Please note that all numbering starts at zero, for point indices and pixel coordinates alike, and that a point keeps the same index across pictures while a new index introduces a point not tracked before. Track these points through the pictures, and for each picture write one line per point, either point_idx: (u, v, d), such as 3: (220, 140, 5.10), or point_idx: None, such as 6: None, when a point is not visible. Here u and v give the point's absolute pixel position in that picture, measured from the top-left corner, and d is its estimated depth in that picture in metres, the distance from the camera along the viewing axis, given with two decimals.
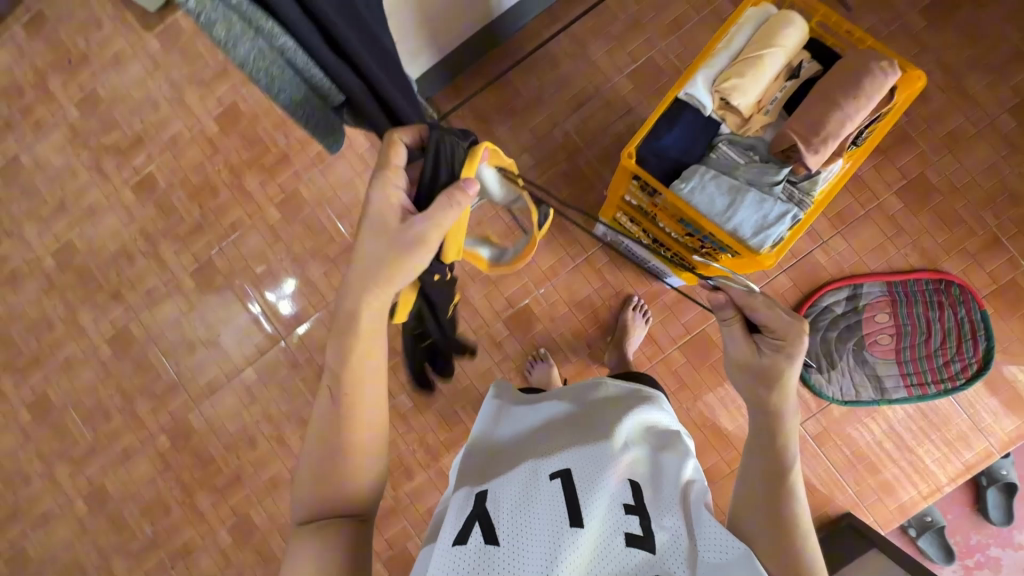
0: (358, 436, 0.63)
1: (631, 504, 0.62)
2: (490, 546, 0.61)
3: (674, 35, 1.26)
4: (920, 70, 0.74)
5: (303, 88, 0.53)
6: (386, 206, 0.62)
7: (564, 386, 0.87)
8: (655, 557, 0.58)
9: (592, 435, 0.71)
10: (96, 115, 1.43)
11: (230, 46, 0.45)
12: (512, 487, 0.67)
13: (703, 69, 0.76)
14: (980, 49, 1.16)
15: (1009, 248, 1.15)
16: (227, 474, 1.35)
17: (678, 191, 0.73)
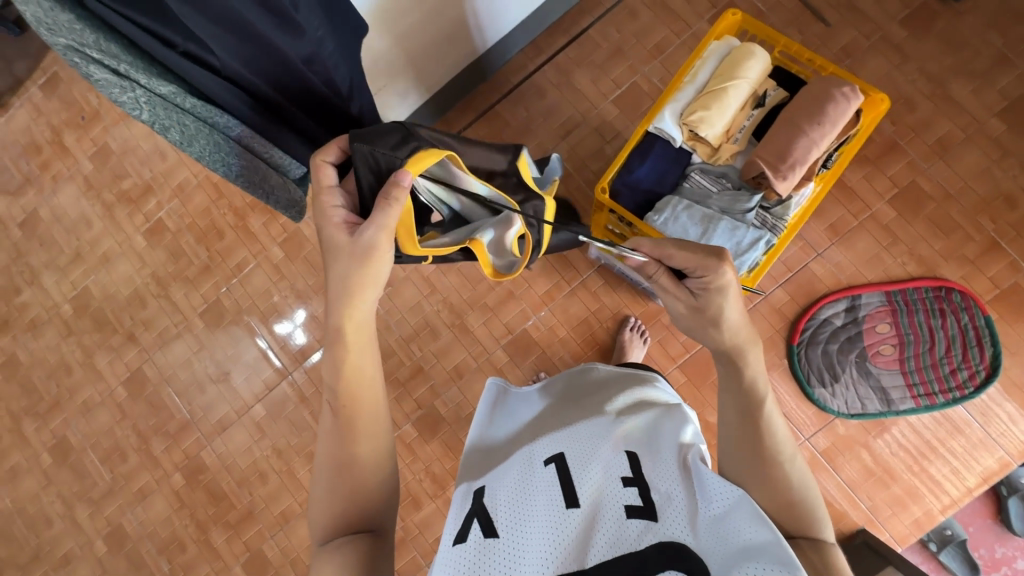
0: (365, 449, 0.63)
1: (629, 475, 0.57)
2: (489, 539, 0.56)
3: (657, 59, 1.29)
4: (882, 93, 0.76)
5: (256, 166, 0.62)
6: (329, 225, 0.64)
7: (564, 384, 0.85)
8: (658, 522, 0.51)
9: (588, 421, 0.68)
10: (109, 167, 1.50)
11: (185, 145, 0.55)
12: (509, 480, 0.63)
13: (670, 103, 0.78)
14: (964, 55, 1.17)
15: (1009, 251, 1.14)
16: (239, 509, 1.37)
17: (651, 223, 0.76)
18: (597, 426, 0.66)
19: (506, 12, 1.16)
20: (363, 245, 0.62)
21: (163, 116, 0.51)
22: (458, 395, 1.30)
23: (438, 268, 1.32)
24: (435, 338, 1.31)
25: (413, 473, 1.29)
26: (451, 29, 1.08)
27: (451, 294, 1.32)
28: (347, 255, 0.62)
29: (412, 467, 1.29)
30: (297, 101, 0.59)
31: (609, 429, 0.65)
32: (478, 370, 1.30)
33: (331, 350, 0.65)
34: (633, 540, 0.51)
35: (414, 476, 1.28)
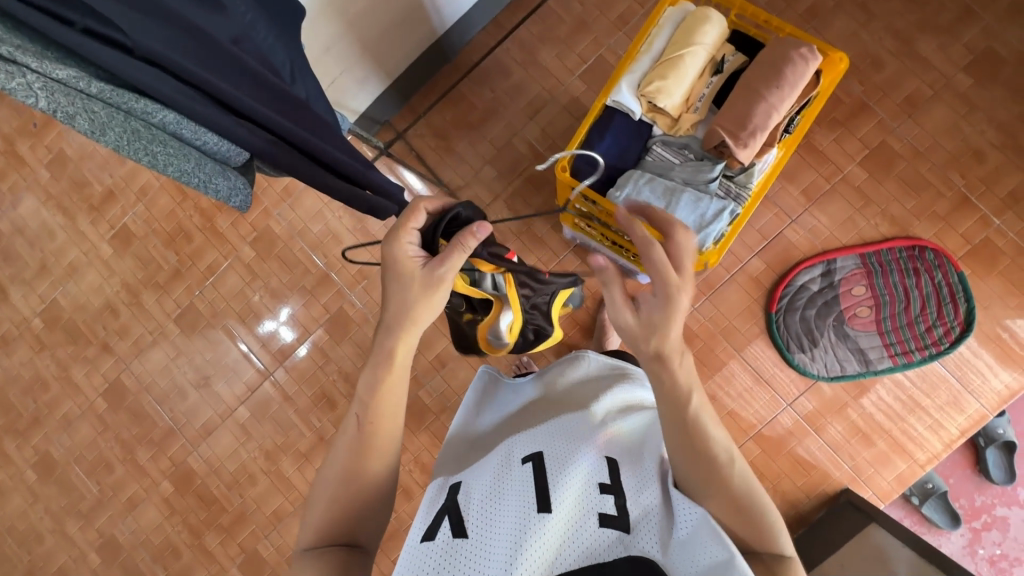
0: (379, 467, 0.64)
1: (607, 483, 0.58)
2: (456, 539, 0.55)
3: (622, 30, 1.26)
4: (840, 53, 0.75)
5: (197, 155, 0.54)
6: (402, 259, 0.64)
7: (543, 371, 0.84)
8: (631, 536, 0.53)
9: (572, 418, 0.67)
10: (67, 174, 1.45)
11: (99, 135, 0.46)
12: (484, 476, 0.62)
13: (626, 74, 0.76)
14: (928, 10, 1.16)
15: (980, 206, 1.14)
16: (232, 512, 1.37)
17: (613, 199, 0.75)
18: (582, 424, 0.65)
19: None
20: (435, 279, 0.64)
21: (64, 103, 0.43)
22: (442, 384, 1.29)
23: None
24: None
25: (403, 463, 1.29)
26: (406, 11, 1.04)
27: None
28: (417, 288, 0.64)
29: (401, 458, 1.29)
30: (223, 71, 0.52)
31: (594, 431, 0.64)
32: (460, 357, 1.29)
33: (366, 373, 0.64)
34: (603, 552, 0.52)
35: (404, 466, 1.29)
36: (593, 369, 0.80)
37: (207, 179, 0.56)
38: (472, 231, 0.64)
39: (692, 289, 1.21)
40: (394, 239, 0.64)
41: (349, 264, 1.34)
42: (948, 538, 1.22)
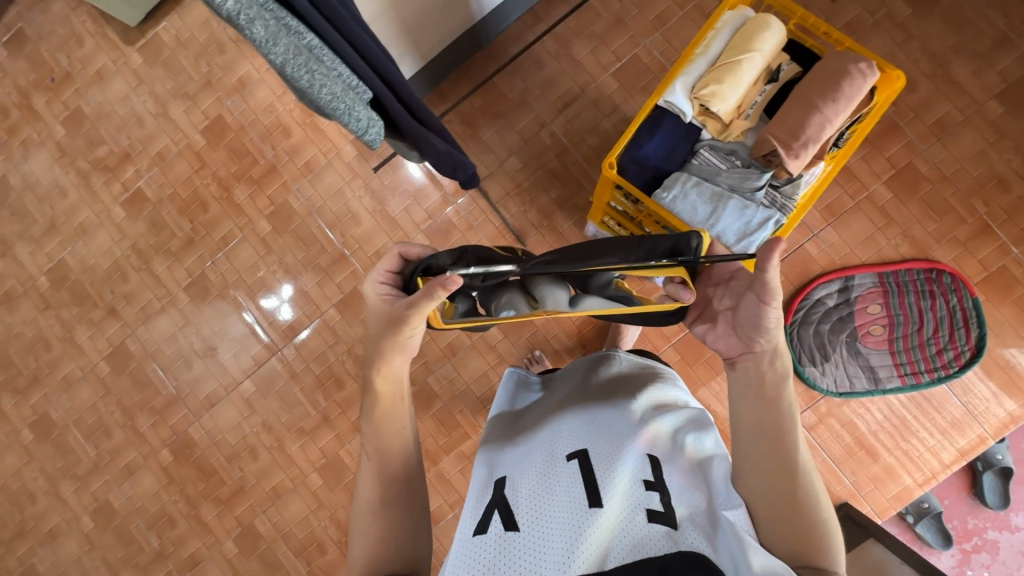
0: (398, 491, 0.67)
1: (650, 480, 0.58)
2: (509, 532, 0.56)
3: (658, 31, 1.25)
4: (897, 70, 0.75)
5: (339, 83, 0.54)
6: (376, 298, 0.72)
7: (579, 364, 0.85)
8: (678, 532, 0.53)
9: (611, 417, 0.68)
10: (83, 133, 1.43)
11: (269, 47, 0.46)
12: (530, 471, 0.63)
13: (681, 75, 0.76)
14: (966, 36, 1.16)
15: (999, 234, 1.15)
16: (230, 485, 1.36)
17: (659, 200, 0.76)
18: (622, 423, 0.66)
19: None
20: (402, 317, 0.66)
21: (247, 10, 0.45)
22: (451, 372, 1.29)
23: (431, 244, 1.30)
24: None
25: None
26: None
27: None
28: (384, 326, 0.68)
29: None
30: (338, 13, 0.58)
31: (636, 428, 0.65)
32: (472, 347, 1.29)
33: (366, 409, 0.70)
34: (653, 545, 0.51)
35: None
36: (625, 366, 0.80)
37: (350, 108, 0.56)
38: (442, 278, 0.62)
39: None
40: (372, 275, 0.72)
41: (366, 245, 1.33)
42: (938, 557, 1.24)
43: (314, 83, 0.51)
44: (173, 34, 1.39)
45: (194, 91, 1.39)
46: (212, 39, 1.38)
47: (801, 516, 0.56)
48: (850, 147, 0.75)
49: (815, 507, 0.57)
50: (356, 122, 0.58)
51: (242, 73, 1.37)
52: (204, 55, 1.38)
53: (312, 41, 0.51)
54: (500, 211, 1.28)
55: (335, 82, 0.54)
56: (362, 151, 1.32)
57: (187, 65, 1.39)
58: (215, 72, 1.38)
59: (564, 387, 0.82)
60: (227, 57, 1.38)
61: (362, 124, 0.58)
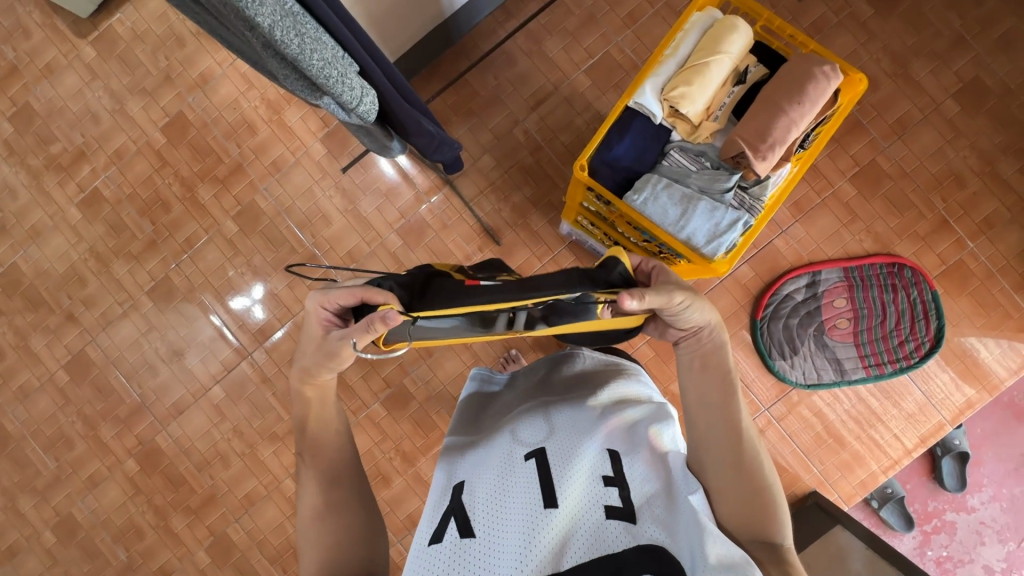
0: (340, 492, 0.67)
1: (610, 476, 0.58)
2: (464, 538, 0.56)
3: (630, 29, 1.25)
4: (860, 73, 0.77)
5: (325, 45, 0.50)
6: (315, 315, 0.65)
7: (541, 364, 0.85)
8: (636, 526, 0.53)
9: (572, 415, 0.67)
10: (33, 130, 1.35)
11: (253, 8, 0.41)
12: (488, 474, 0.62)
13: (651, 77, 0.76)
14: (925, 36, 1.19)
15: (956, 229, 1.19)
16: (201, 493, 1.33)
17: (630, 203, 0.76)
18: (582, 419, 0.66)
19: None
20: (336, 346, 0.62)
21: None
22: (428, 373, 1.28)
23: (405, 243, 1.28)
24: None
25: (383, 450, 1.28)
26: None
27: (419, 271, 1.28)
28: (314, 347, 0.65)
29: (382, 445, 1.28)
30: None
31: (595, 424, 0.65)
32: (448, 347, 1.28)
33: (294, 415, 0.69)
34: (613, 541, 0.52)
35: (384, 453, 1.27)
36: (589, 364, 0.80)
37: (342, 75, 0.53)
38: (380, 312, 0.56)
39: None
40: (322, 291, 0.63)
41: (337, 246, 1.30)
42: (901, 539, 1.29)
43: (307, 52, 0.48)
44: (128, 27, 1.33)
45: (152, 86, 1.33)
46: (170, 32, 1.32)
47: (750, 488, 0.59)
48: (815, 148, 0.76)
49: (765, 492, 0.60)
50: (348, 91, 0.55)
51: (203, 68, 1.32)
52: (162, 49, 1.33)
53: (294, 4, 0.47)
54: (474, 210, 1.26)
55: (322, 44, 0.49)
56: (332, 149, 1.29)
57: (144, 59, 1.33)
58: (175, 67, 1.32)
59: (528, 386, 0.81)
60: (187, 51, 1.32)
61: (354, 92, 0.56)
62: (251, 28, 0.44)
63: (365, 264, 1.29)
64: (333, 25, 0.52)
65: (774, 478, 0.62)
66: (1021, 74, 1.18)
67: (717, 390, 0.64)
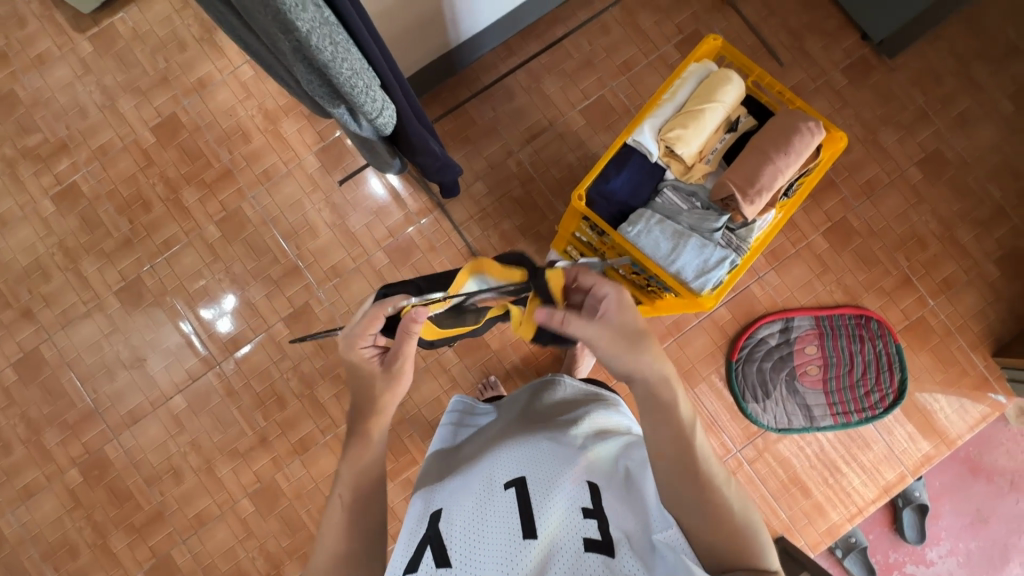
0: (361, 544, 0.62)
1: (589, 507, 0.57)
2: (440, 568, 0.55)
3: (624, 76, 1.32)
4: (841, 131, 0.82)
5: (356, 57, 0.52)
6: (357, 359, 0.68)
7: (522, 391, 0.84)
8: (615, 561, 0.52)
9: (552, 442, 0.66)
10: (14, 118, 1.32)
11: (297, 15, 0.43)
12: (466, 502, 0.61)
13: (649, 117, 0.81)
14: (892, 108, 1.29)
15: (918, 287, 1.26)
16: (148, 510, 1.24)
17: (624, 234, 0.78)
18: (563, 449, 0.65)
19: (482, 10, 1.14)
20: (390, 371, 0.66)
21: None
22: (403, 395, 1.25)
23: (391, 262, 1.28)
24: None
25: None
26: (426, 19, 1.05)
27: None
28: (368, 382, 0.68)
29: None
30: None
31: (575, 454, 0.64)
32: (426, 370, 1.26)
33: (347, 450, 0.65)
34: None
35: None
36: (570, 392, 0.80)
37: (367, 87, 0.55)
38: (408, 319, 0.63)
39: (661, 330, 1.26)
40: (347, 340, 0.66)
41: (322, 259, 1.28)
42: None
43: (339, 61, 0.49)
44: (130, 26, 1.33)
45: (147, 86, 1.32)
46: (173, 35, 1.33)
47: (720, 533, 0.54)
48: (798, 197, 0.81)
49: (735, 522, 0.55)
50: (370, 102, 0.57)
51: (202, 73, 1.32)
52: (163, 51, 1.33)
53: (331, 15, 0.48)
54: (464, 234, 1.27)
55: (353, 57, 0.51)
56: (326, 163, 1.30)
57: (142, 59, 1.32)
58: (173, 69, 1.32)
59: (507, 414, 0.80)
60: (188, 56, 1.32)
61: (375, 103, 0.58)
62: (286, 34, 0.45)
63: (348, 280, 1.28)
64: (363, 38, 0.54)
65: (743, 504, 0.57)
66: (977, 150, 1.28)
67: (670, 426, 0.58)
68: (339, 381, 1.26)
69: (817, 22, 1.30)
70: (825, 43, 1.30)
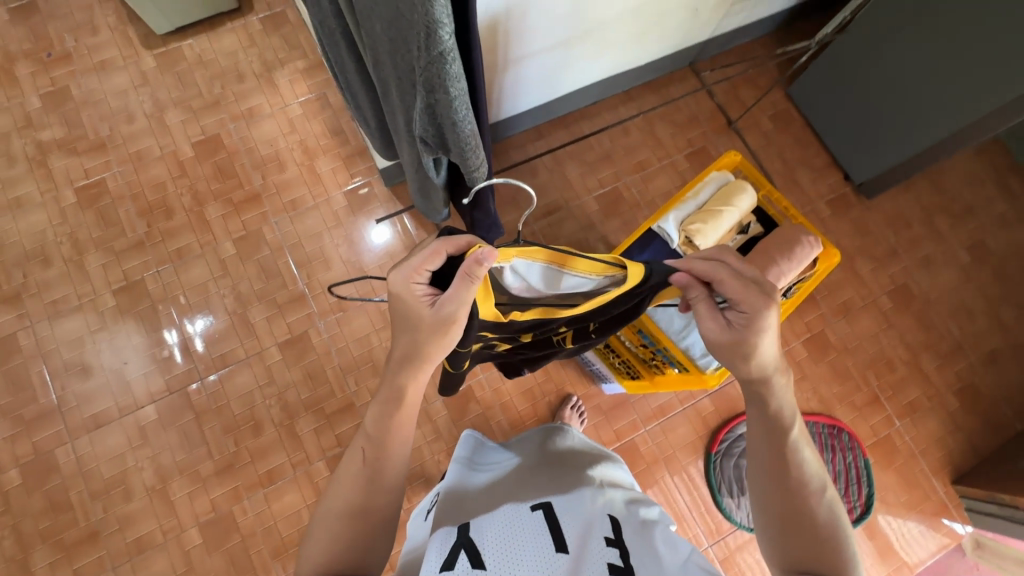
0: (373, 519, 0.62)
1: (611, 539, 0.57)
2: (476, 568, 0.52)
3: (638, 173, 1.46)
4: (836, 249, 0.92)
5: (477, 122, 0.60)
6: (409, 298, 0.61)
7: (531, 448, 0.87)
8: None
9: (573, 483, 0.68)
10: (60, 112, 1.37)
11: (450, 80, 0.51)
12: (494, 518, 0.59)
13: (674, 210, 0.91)
14: (868, 242, 1.45)
15: (886, 407, 1.35)
16: (83, 528, 1.15)
17: None
18: (582, 487, 0.66)
19: (524, 96, 1.28)
20: (442, 321, 0.59)
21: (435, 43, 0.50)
22: None
23: None
24: (375, 375, 1.26)
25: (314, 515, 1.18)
26: None
27: None
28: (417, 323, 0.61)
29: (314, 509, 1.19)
30: None
31: (595, 493, 0.65)
32: None
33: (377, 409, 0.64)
34: None
35: None
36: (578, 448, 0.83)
37: (477, 147, 0.62)
38: (472, 260, 0.55)
39: (646, 411, 1.29)
40: (403, 269, 0.60)
41: (329, 292, 1.31)
42: None
43: (466, 120, 0.57)
44: (195, 52, 1.44)
45: (198, 107, 1.40)
46: (234, 67, 1.43)
47: (800, 541, 0.60)
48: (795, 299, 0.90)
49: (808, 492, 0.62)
50: (475, 161, 0.64)
51: (253, 104, 1.41)
52: (221, 78, 1.42)
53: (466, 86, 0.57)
54: None
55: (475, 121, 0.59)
56: (353, 203, 1.36)
57: (200, 82, 1.42)
58: (227, 96, 1.41)
59: (517, 465, 0.81)
60: (244, 87, 1.42)
61: (478, 163, 0.64)
62: (430, 92, 0.53)
63: (351, 315, 1.29)
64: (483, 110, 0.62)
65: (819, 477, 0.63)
66: (939, 290, 1.43)
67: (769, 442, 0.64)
68: (322, 416, 1.24)
69: (807, 158, 1.49)
70: (814, 176, 1.48)
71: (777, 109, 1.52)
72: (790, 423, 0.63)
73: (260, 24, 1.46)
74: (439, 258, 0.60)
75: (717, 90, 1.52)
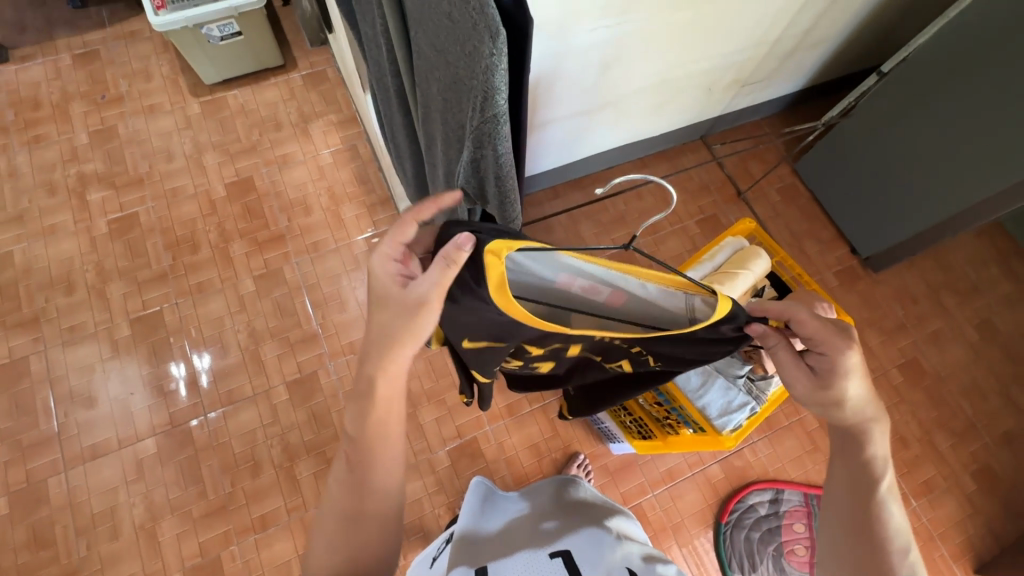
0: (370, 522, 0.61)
1: None
2: None
3: (650, 236, 1.50)
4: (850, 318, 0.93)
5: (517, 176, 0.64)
6: (382, 277, 0.58)
7: (551, 496, 0.88)
8: None
9: (591, 531, 0.68)
10: (105, 148, 1.45)
11: (499, 138, 0.55)
12: (513, 563, 0.61)
13: (692, 269, 0.95)
14: (875, 315, 1.46)
15: (901, 485, 1.31)
16: (63, 565, 1.10)
17: None
18: (600, 535, 0.66)
19: (544, 158, 1.35)
20: (414, 301, 0.56)
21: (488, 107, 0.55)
22: None
23: None
24: None
25: None
26: None
27: (412, 381, 1.29)
28: (390, 305, 0.57)
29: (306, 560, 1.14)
30: None
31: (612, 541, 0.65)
32: (414, 466, 1.22)
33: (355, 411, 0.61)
34: None
35: None
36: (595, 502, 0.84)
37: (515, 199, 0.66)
38: (453, 244, 0.51)
39: (654, 475, 1.26)
40: (379, 252, 0.58)
41: (342, 334, 1.32)
42: None
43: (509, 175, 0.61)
44: (239, 102, 1.54)
45: (235, 150, 1.48)
46: (273, 117, 1.52)
47: None
48: None
49: (887, 547, 0.58)
50: (512, 211, 0.67)
51: (287, 151, 1.49)
52: (260, 127, 1.51)
53: None
54: None
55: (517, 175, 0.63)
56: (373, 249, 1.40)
57: (240, 129, 1.51)
58: (263, 142, 1.50)
59: (537, 512, 0.82)
60: (280, 135, 1.51)
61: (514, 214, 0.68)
62: (479, 148, 0.57)
63: None
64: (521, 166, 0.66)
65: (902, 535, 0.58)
66: (949, 367, 1.43)
67: (847, 487, 0.61)
68: (323, 460, 1.21)
69: (815, 230, 1.54)
70: (821, 248, 1.52)
71: (785, 183, 1.59)
72: (880, 469, 0.60)
73: (302, 80, 1.57)
74: (412, 228, 0.58)
75: (727, 163, 1.60)
